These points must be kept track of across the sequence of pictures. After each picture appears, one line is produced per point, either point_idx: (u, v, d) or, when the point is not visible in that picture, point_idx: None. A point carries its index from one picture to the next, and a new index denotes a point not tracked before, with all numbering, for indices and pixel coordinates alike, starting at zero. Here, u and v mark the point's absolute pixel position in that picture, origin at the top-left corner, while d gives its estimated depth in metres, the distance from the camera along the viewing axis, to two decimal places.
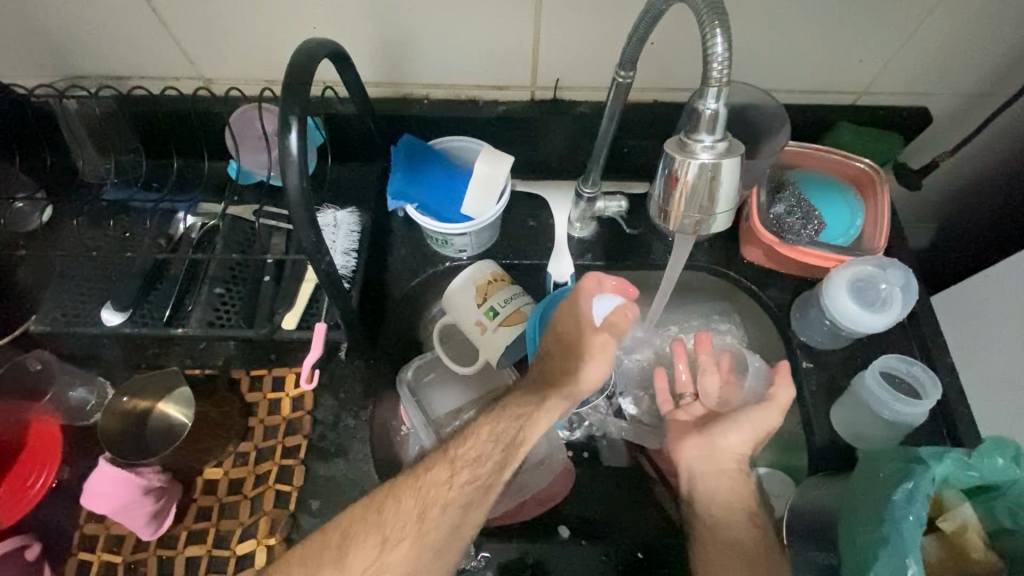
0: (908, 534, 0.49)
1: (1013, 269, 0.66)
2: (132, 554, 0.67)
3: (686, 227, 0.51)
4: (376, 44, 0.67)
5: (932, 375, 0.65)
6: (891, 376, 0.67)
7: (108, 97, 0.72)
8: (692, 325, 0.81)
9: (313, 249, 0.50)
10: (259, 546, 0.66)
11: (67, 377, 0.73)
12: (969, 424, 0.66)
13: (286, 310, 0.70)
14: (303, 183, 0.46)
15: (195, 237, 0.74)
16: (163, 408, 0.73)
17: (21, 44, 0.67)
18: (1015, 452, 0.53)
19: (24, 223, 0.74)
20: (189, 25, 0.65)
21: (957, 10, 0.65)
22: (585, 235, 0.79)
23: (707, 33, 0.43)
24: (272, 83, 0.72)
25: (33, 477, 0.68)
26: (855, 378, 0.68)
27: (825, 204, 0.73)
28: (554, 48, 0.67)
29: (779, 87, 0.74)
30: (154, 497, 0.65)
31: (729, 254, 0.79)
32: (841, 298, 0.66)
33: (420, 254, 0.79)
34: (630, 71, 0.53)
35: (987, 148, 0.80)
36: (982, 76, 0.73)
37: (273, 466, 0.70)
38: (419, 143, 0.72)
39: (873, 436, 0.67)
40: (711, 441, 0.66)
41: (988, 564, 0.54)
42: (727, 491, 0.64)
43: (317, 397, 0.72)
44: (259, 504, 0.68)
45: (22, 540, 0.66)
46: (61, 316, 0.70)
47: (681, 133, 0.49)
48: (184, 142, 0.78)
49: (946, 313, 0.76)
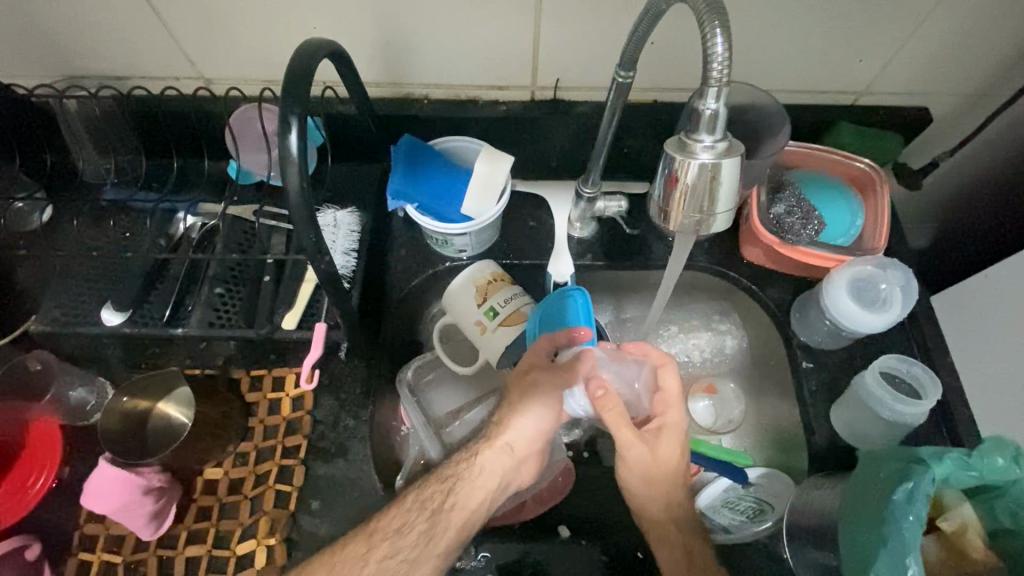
0: (908, 534, 0.49)
1: (1013, 269, 0.66)
2: (132, 554, 0.67)
3: (686, 227, 0.51)
4: (376, 44, 0.67)
5: (932, 375, 0.65)
6: (891, 376, 0.67)
7: (108, 97, 0.72)
8: (692, 325, 0.83)
9: (313, 249, 0.50)
10: (259, 546, 0.65)
11: (67, 377, 0.73)
12: (969, 423, 0.66)
13: (286, 311, 0.70)
14: (303, 184, 0.46)
15: (195, 237, 0.74)
16: (163, 408, 0.73)
17: (21, 44, 0.67)
18: (1015, 452, 0.52)
19: (23, 222, 0.74)
20: (189, 25, 0.65)
21: (957, 10, 0.65)
22: (585, 235, 0.79)
23: (707, 33, 0.43)
24: (272, 83, 0.72)
25: (34, 476, 0.68)
26: (855, 378, 0.68)
27: (825, 204, 0.73)
28: (554, 48, 0.67)
29: (780, 87, 0.74)
30: (154, 497, 0.65)
31: (729, 255, 0.79)
32: (841, 298, 0.65)
33: (420, 254, 0.79)
34: (630, 71, 0.53)
35: (987, 147, 0.80)
36: (982, 76, 0.73)
37: (273, 466, 0.70)
38: (419, 143, 0.72)
39: (873, 436, 0.67)
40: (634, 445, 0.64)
41: (988, 564, 0.54)
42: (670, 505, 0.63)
43: (317, 397, 0.72)
44: (259, 504, 0.68)
45: (24, 540, 0.66)
46: (61, 316, 0.70)
47: (681, 133, 0.49)
48: (184, 142, 0.78)
49: (946, 313, 0.76)
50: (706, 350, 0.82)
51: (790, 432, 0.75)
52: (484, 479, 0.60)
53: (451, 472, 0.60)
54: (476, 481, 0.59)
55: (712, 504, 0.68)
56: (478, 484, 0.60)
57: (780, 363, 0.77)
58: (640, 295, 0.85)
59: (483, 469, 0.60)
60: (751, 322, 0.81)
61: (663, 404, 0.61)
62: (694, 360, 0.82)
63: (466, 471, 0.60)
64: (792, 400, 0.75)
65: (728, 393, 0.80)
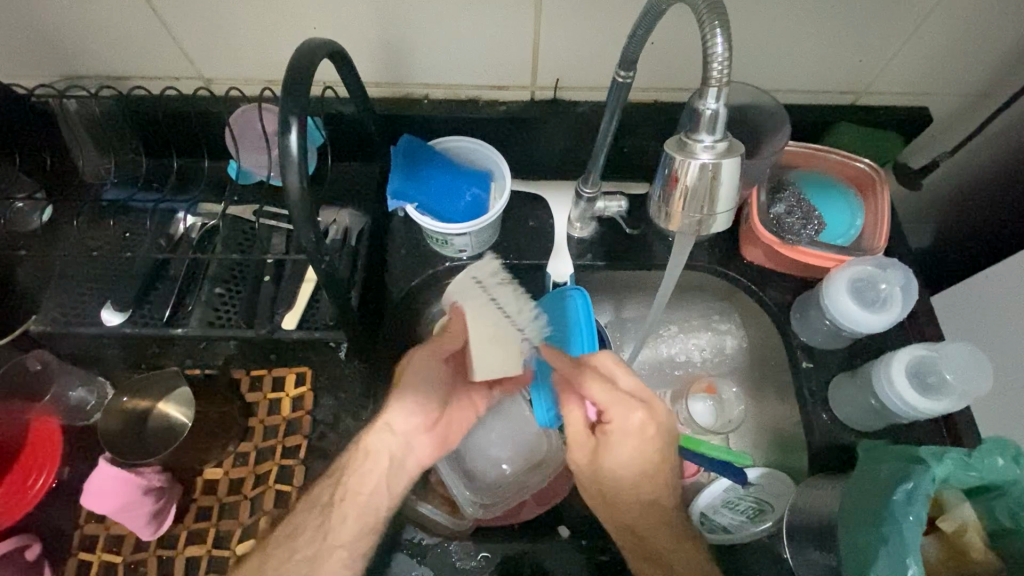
0: (909, 535, 0.49)
1: (1012, 269, 0.67)
2: (132, 554, 0.69)
3: (686, 227, 0.52)
4: (377, 44, 0.67)
5: (955, 399, 0.61)
6: (920, 379, 0.64)
7: (108, 97, 0.71)
8: (692, 325, 0.86)
9: (313, 249, 0.50)
10: (269, 490, 0.71)
11: (68, 377, 0.74)
12: (969, 424, 0.67)
13: (286, 311, 0.70)
14: (303, 184, 0.46)
15: (195, 237, 0.74)
16: (163, 408, 0.74)
17: (22, 44, 0.67)
18: (1015, 452, 0.53)
19: (23, 223, 0.74)
20: (189, 25, 0.64)
21: (958, 11, 0.65)
22: (585, 235, 0.79)
23: (707, 33, 0.43)
24: (271, 83, 0.72)
25: (33, 477, 0.69)
26: (870, 368, 0.67)
27: (825, 206, 0.74)
28: (554, 50, 0.68)
29: (779, 87, 0.74)
30: (154, 497, 0.67)
31: (730, 254, 0.78)
32: (841, 298, 0.65)
33: (420, 254, 0.78)
34: (630, 71, 0.53)
35: (987, 147, 0.80)
36: (982, 76, 0.72)
37: (273, 466, 0.72)
38: (419, 143, 0.72)
39: (866, 418, 0.68)
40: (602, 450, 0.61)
41: (989, 563, 0.55)
42: (637, 473, 0.60)
43: (317, 398, 0.75)
44: (259, 504, 0.70)
45: (24, 540, 0.67)
46: (61, 316, 0.70)
47: (681, 133, 0.49)
48: (184, 142, 0.78)
49: (946, 311, 0.77)
50: (706, 349, 0.85)
51: (790, 433, 0.75)
52: (405, 405, 0.64)
53: (357, 482, 0.62)
54: (373, 476, 0.62)
55: (712, 504, 0.69)
56: (340, 520, 0.60)
57: (780, 363, 0.77)
58: (640, 295, 0.85)
59: (371, 444, 0.63)
60: (751, 323, 0.81)
61: (618, 430, 0.59)
62: (693, 360, 0.85)
63: (426, 411, 0.65)
64: (792, 400, 0.75)
65: (729, 394, 0.80)
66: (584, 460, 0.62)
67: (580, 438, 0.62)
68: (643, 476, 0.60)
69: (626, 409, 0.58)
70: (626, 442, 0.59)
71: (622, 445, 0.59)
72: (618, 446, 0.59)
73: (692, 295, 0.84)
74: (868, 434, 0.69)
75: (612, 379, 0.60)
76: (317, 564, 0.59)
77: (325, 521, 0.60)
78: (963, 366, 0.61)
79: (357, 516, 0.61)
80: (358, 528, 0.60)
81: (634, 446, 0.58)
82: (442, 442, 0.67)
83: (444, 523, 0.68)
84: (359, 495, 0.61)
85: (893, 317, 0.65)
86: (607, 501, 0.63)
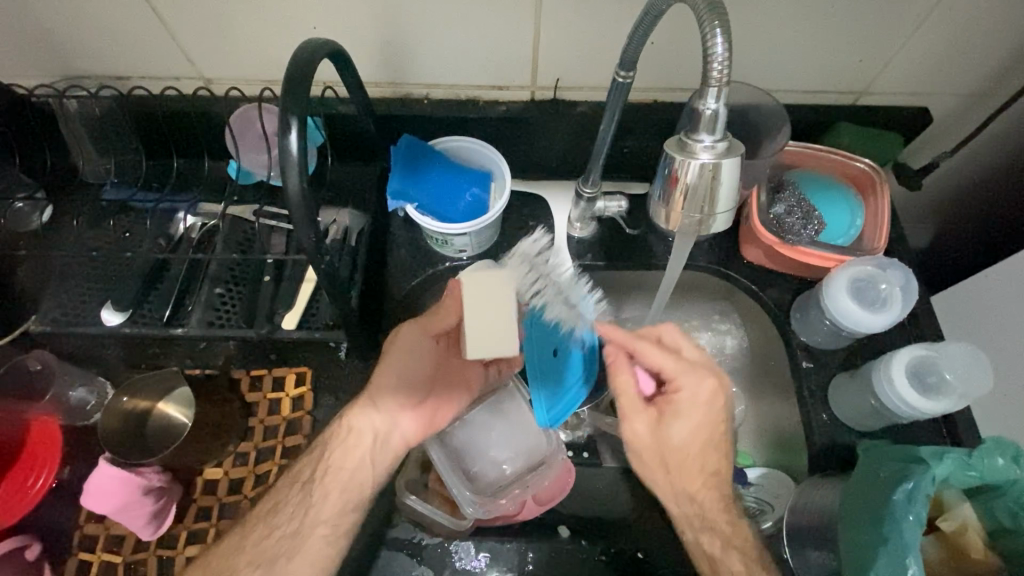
0: (909, 535, 0.49)
1: (1012, 270, 0.67)
2: (132, 554, 0.69)
3: (687, 227, 0.52)
4: (377, 44, 0.67)
5: (957, 399, 0.61)
6: (920, 379, 0.64)
7: (108, 97, 0.72)
8: (691, 324, 0.85)
9: (312, 250, 0.50)
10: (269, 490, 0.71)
11: (66, 377, 0.73)
12: (969, 424, 0.67)
13: (286, 311, 0.70)
14: (303, 184, 0.46)
15: (195, 238, 0.74)
16: (163, 408, 0.74)
17: (22, 45, 0.67)
18: (1015, 452, 0.53)
19: (24, 223, 0.75)
20: (189, 24, 0.64)
21: (958, 11, 0.65)
22: (585, 235, 0.79)
23: (707, 34, 0.42)
24: (271, 83, 0.72)
25: (33, 477, 0.69)
26: (870, 368, 0.67)
27: (826, 205, 0.74)
28: (554, 50, 0.68)
29: (780, 87, 0.74)
30: (154, 497, 0.67)
31: (730, 254, 0.78)
32: (842, 299, 0.65)
33: (420, 254, 0.78)
34: (630, 71, 0.53)
35: (987, 148, 0.80)
36: (982, 76, 0.72)
37: (273, 466, 0.72)
38: (418, 142, 0.72)
39: (865, 418, 0.68)
40: (667, 421, 0.62)
41: (987, 563, 0.55)
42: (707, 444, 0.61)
43: (317, 397, 0.74)
44: (259, 504, 0.70)
45: (25, 539, 0.67)
46: (61, 316, 0.69)
47: (681, 133, 0.49)
48: (184, 142, 0.78)
49: (947, 312, 0.77)
50: (706, 349, 0.84)
51: (790, 434, 0.75)
52: (387, 390, 0.64)
53: (340, 459, 0.62)
54: (356, 455, 0.62)
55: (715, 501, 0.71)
56: (324, 509, 0.60)
57: (780, 364, 0.77)
58: (640, 295, 0.85)
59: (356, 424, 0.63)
60: (751, 323, 0.81)
61: (687, 399, 0.60)
62: None
63: (411, 401, 0.66)
64: (792, 400, 0.75)
65: None
66: (645, 431, 0.62)
67: (636, 408, 0.63)
68: (706, 441, 0.61)
69: (696, 377, 0.60)
70: (693, 411, 0.60)
71: (689, 415, 0.60)
72: (679, 422, 0.61)
73: (692, 295, 0.84)
74: (868, 434, 0.69)
75: (675, 351, 0.63)
76: (298, 541, 0.59)
77: (300, 507, 0.60)
78: (962, 365, 0.62)
79: (339, 491, 0.61)
80: (333, 509, 0.61)
81: (704, 414, 0.60)
82: (428, 423, 0.67)
83: (444, 523, 0.68)
84: (339, 470, 0.62)
85: (893, 318, 0.65)
86: (659, 470, 0.62)
